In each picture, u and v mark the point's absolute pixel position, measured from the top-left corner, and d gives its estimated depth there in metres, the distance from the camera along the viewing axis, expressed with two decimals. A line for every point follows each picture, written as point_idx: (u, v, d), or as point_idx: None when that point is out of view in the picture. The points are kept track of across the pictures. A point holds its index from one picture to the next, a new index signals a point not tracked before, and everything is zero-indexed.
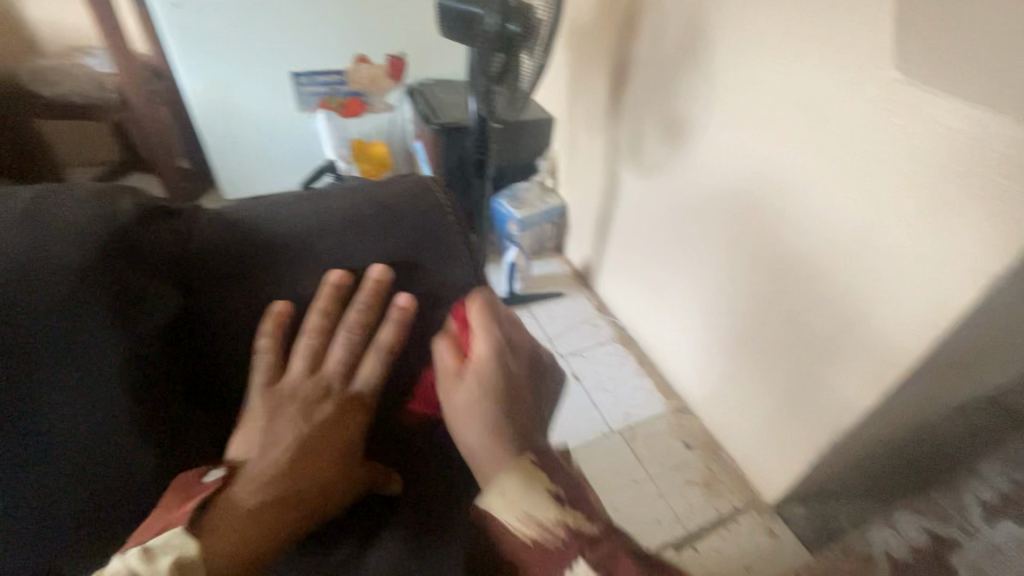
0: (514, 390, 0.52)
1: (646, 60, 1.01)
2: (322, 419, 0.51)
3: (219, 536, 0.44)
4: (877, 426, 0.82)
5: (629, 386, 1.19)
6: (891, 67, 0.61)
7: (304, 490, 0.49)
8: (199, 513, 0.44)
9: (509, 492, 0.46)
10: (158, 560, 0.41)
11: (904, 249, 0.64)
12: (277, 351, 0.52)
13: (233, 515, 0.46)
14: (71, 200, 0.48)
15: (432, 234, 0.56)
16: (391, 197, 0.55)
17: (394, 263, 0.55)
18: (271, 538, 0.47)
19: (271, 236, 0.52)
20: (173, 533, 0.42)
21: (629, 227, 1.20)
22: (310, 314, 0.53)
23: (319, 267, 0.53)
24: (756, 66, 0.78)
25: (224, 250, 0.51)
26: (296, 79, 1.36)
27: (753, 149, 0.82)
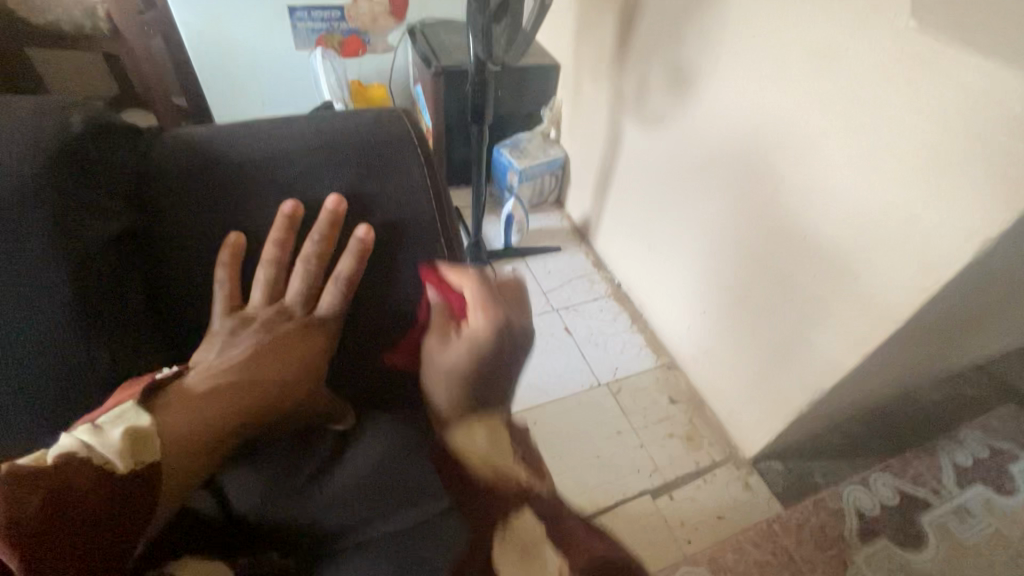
0: (489, 374, 0.54)
1: (655, 6, 0.96)
2: (282, 334, 0.54)
3: (171, 413, 0.47)
4: (858, 387, 0.83)
5: (619, 341, 1.20)
6: (907, 15, 0.57)
7: (255, 383, 0.51)
8: (150, 397, 0.47)
9: (482, 443, 0.54)
10: (108, 432, 0.43)
11: (899, 209, 0.63)
12: (235, 281, 0.54)
13: (183, 399, 0.48)
14: (21, 110, 0.47)
15: (392, 156, 0.56)
16: (359, 127, 0.55)
17: (353, 196, 0.55)
18: (225, 422, 0.49)
19: (234, 160, 0.52)
20: (124, 409, 0.45)
21: (629, 180, 1.18)
22: (265, 245, 0.53)
23: (279, 195, 0.53)
24: (769, 12, 0.74)
25: (178, 170, 0.51)
26: (293, 14, 1.32)
27: (756, 102, 0.80)
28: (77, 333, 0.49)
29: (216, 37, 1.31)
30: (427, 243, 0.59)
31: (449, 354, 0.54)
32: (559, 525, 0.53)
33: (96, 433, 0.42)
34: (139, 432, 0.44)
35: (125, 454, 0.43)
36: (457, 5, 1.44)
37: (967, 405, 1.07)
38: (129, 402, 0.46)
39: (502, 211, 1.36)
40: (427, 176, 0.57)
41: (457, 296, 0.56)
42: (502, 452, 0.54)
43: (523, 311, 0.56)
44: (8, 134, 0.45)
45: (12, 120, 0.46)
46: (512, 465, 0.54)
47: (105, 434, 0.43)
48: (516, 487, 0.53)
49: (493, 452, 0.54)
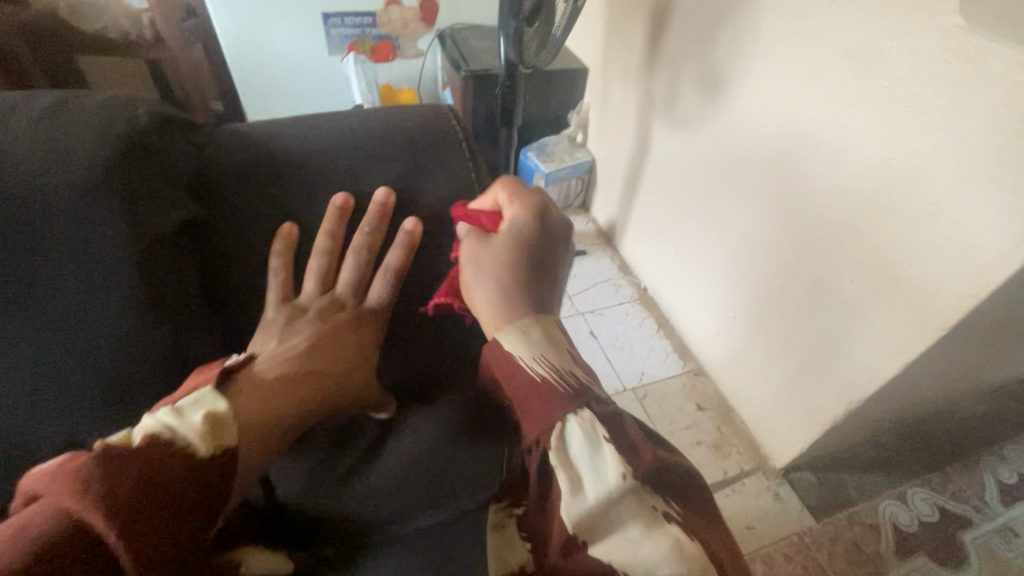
0: (535, 270, 0.54)
1: (687, 8, 0.96)
2: (337, 324, 0.56)
3: (244, 400, 0.47)
4: (897, 397, 0.80)
5: (645, 346, 1.19)
6: (955, 11, 0.56)
7: (316, 374, 0.52)
8: (224, 384, 0.47)
9: (527, 336, 0.50)
10: (190, 415, 0.43)
11: (944, 211, 0.61)
12: (289, 270, 0.57)
13: (254, 386, 0.49)
14: (92, 103, 0.50)
15: (436, 151, 0.57)
16: (407, 124, 0.57)
17: (398, 190, 0.57)
18: (290, 410, 0.49)
19: (284, 154, 0.55)
20: (201, 395, 0.45)
21: (657, 183, 1.17)
22: (318, 235, 0.56)
23: (325, 190, 0.55)
24: (806, 12, 0.73)
25: (235, 160, 0.54)
26: (327, 20, 1.35)
27: (790, 103, 0.78)
28: (141, 317, 0.51)
29: (253, 43, 1.35)
30: (470, 238, 0.60)
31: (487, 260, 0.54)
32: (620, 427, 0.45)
33: (177, 416, 0.43)
34: (219, 416, 0.44)
35: (207, 436, 0.42)
36: (486, 11, 1.46)
37: (1011, 421, 1.02)
38: (206, 388, 0.46)
39: None
40: (470, 167, 0.58)
41: (488, 210, 0.56)
42: (543, 350, 0.49)
43: (552, 207, 0.58)
44: (78, 121, 0.48)
45: (86, 108, 0.49)
46: (564, 360, 0.49)
47: (186, 417, 0.43)
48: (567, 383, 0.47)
49: (540, 341, 0.50)
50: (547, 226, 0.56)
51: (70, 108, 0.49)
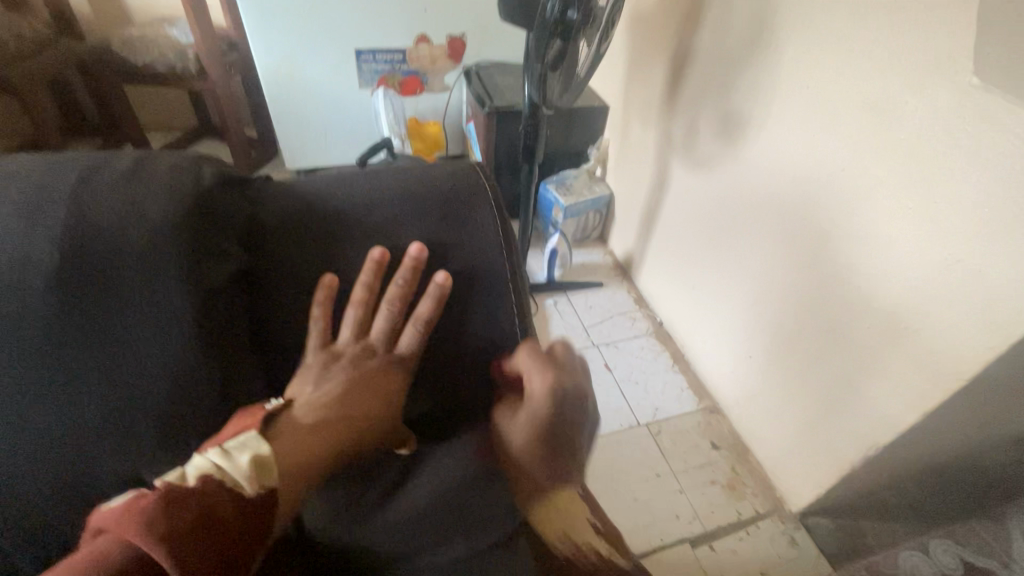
0: (552, 439, 0.56)
1: (707, 55, 0.99)
2: (369, 370, 0.57)
3: (286, 442, 0.51)
4: (918, 445, 0.79)
5: (660, 381, 1.18)
6: (969, 72, 0.58)
7: (345, 423, 0.54)
8: (267, 425, 0.51)
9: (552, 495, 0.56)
10: (238, 457, 0.48)
11: (963, 264, 0.61)
12: (326, 320, 0.56)
13: (292, 431, 0.52)
14: (164, 165, 0.52)
15: (469, 208, 0.59)
16: (442, 180, 0.59)
17: (432, 243, 0.58)
18: (327, 452, 0.53)
19: (327, 206, 0.56)
20: (248, 437, 0.49)
21: (675, 219, 1.18)
22: (355, 285, 0.56)
23: (363, 239, 0.56)
24: (825, 64, 0.75)
25: (288, 212, 0.55)
26: (359, 56, 1.42)
27: (807, 151, 0.80)
28: (196, 365, 0.52)
29: (289, 76, 1.42)
30: (497, 286, 0.61)
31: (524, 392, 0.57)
32: None
33: (227, 459, 0.47)
34: (262, 460, 0.49)
35: (253, 479, 0.47)
36: (511, 50, 1.51)
37: None
38: (252, 431, 0.50)
39: (547, 246, 1.38)
40: (496, 217, 0.60)
41: (516, 377, 0.59)
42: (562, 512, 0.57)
43: (578, 376, 0.58)
44: (152, 179, 0.50)
45: (159, 169, 0.51)
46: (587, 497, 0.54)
47: (235, 460, 0.48)
48: None
49: (565, 498, 0.55)
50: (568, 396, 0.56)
51: (142, 167, 0.51)
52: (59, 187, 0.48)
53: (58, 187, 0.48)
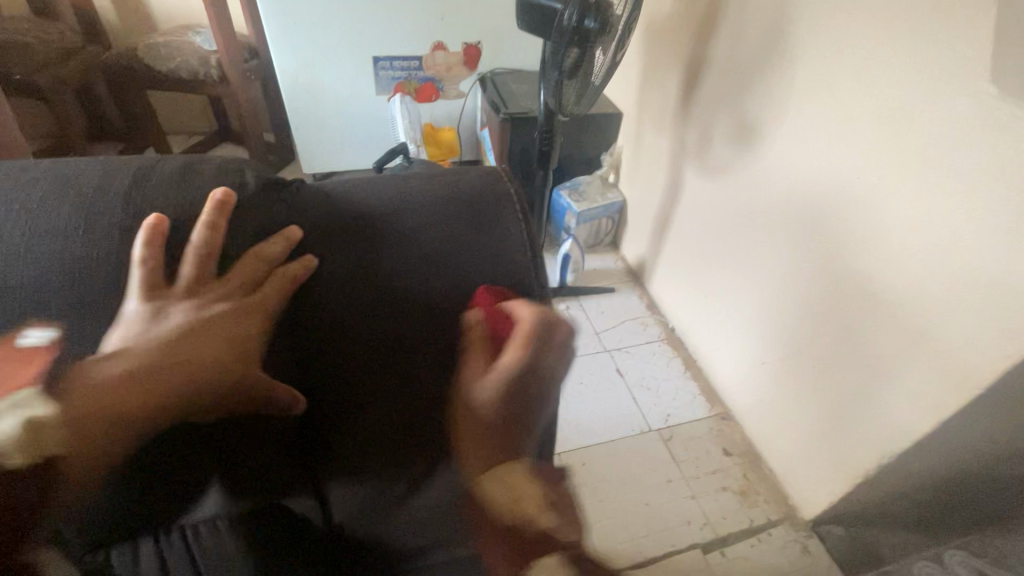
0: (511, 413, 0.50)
1: (721, 64, 1.00)
2: (224, 324, 0.44)
3: (88, 395, 0.39)
4: (933, 455, 0.79)
5: (672, 387, 1.19)
6: (986, 82, 0.58)
7: (185, 381, 0.42)
8: (65, 379, 0.39)
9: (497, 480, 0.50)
10: (4, 420, 0.36)
11: (984, 273, 0.61)
12: (200, 257, 0.45)
13: (103, 380, 0.39)
14: (212, 169, 0.49)
15: (497, 216, 0.52)
16: (471, 187, 0.53)
17: (455, 252, 0.51)
18: (150, 410, 0.41)
19: (346, 214, 0.50)
20: (22, 398, 0.38)
21: (687, 226, 1.19)
22: (271, 242, 0.47)
23: (381, 247, 0.50)
24: (840, 73, 0.76)
25: (321, 223, 0.50)
26: (377, 63, 1.45)
27: (822, 159, 0.81)
28: None
29: (308, 83, 1.45)
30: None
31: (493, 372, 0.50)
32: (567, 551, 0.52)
33: None
34: (36, 427, 0.37)
35: (21, 447, 0.36)
36: (526, 58, 1.54)
37: None
38: (28, 391, 0.38)
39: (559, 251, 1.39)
40: (529, 235, 0.53)
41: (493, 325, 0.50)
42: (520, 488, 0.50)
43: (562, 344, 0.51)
44: (199, 191, 0.47)
45: (208, 172, 0.48)
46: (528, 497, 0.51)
47: (0, 422, 0.36)
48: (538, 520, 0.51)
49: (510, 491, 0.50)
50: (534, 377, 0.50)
51: (191, 175, 0.47)
52: (111, 188, 0.45)
53: (101, 193, 0.45)
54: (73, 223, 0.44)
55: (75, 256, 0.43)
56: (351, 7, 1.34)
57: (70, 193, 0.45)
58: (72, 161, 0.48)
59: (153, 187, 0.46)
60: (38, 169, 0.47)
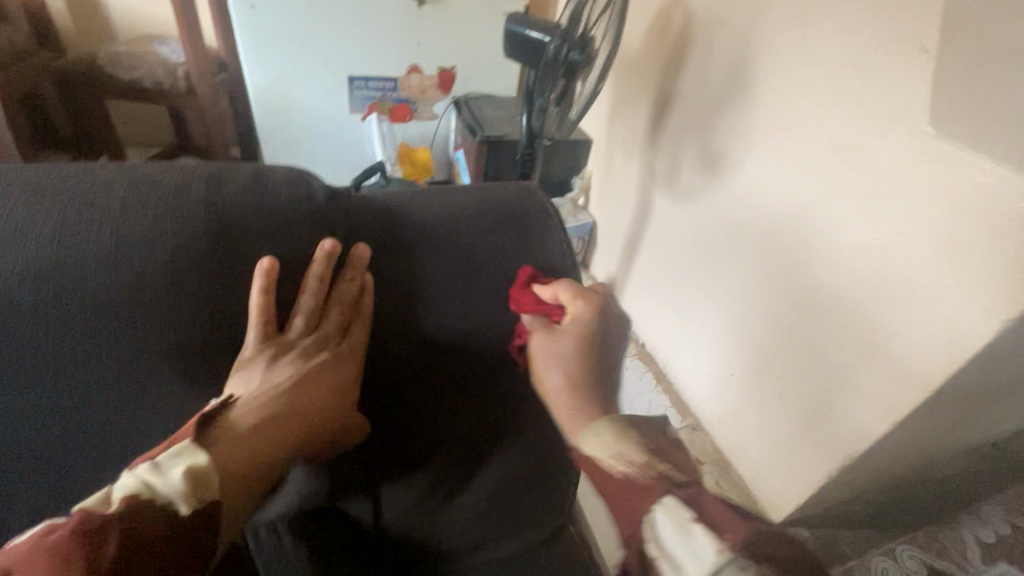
0: (588, 349, 0.61)
1: (689, 96, 1.09)
2: (316, 362, 0.58)
3: (220, 450, 0.52)
4: (888, 455, 0.86)
5: (646, 400, 1.24)
6: (926, 123, 0.67)
7: (287, 416, 0.56)
8: (204, 430, 0.52)
9: (608, 437, 0.54)
10: (167, 471, 0.49)
11: (924, 289, 0.70)
12: (310, 307, 0.58)
13: (227, 437, 0.52)
14: None
15: (533, 218, 0.66)
16: (507, 196, 0.67)
17: (502, 248, 0.64)
18: (262, 454, 0.54)
19: (409, 219, 0.62)
20: (185, 446, 0.51)
21: (657, 246, 1.26)
22: (341, 284, 0.59)
23: (439, 249, 0.63)
24: (797, 110, 0.85)
25: (383, 224, 0.62)
26: (352, 83, 1.46)
27: (783, 186, 0.89)
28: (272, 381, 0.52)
29: (281, 99, 1.44)
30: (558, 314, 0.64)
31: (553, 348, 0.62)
32: (701, 509, 0.47)
33: (155, 474, 0.49)
34: (196, 470, 0.49)
35: (185, 493, 0.48)
36: (499, 84, 1.59)
37: None
38: (188, 440, 0.51)
39: None
40: (564, 242, 0.66)
41: (552, 306, 0.63)
42: (621, 444, 0.54)
43: (582, 310, 0.62)
44: (263, 213, 0.56)
45: None
46: (634, 450, 0.53)
47: (163, 474, 0.49)
48: (650, 475, 0.51)
49: (619, 444, 0.54)
50: (596, 321, 0.62)
51: None
52: None
53: None
54: None
55: None
56: (329, 28, 1.36)
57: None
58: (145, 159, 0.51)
59: None
60: None
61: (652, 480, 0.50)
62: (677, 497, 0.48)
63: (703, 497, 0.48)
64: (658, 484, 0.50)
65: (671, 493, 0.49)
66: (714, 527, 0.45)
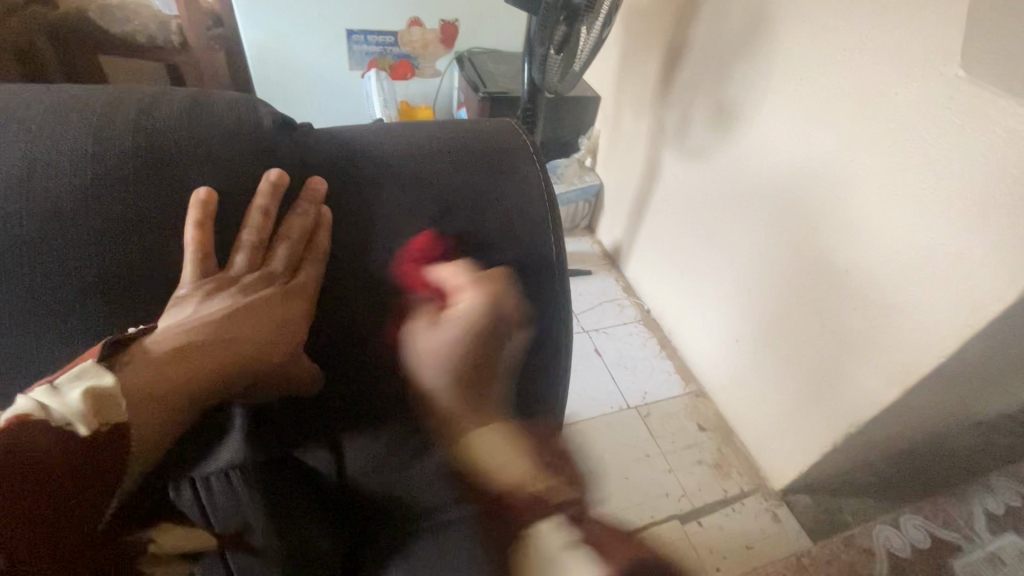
0: (476, 360, 0.52)
1: (703, 46, 1.02)
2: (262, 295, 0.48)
3: (137, 373, 0.42)
4: (896, 424, 0.83)
5: (649, 366, 1.21)
6: (958, 66, 0.61)
7: (225, 350, 0.45)
8: (115, 355, 0.42)
9: (484, 445, 0.52)
10: (66, 393, 0.39)
11: (944, 249, 0.65)
12: (259, 235, 0.49)
13: (145, 364, 0.42)
14: (223, 104, 0.50)
15: (507, 152, 0.57)
16: (480, 130, 0.58)
17: (468, 186, 0.55)
18: (183, 389, 0.43)
19: (366, 152, 0.54)
20: (84, 368, 0.40)
21: (665, 208, 1.21)
22: (295, 214, 0.50)
23: (399, 183, 0.53)
24: (818, 56, 0.78)
25: (334, 160, 0.53)
26: (350, 36, 1.40)
27: (798, 141, 0.84)
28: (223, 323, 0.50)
29: (276, 53, 1.39)
30: (539, 257, 0.57)
31: (437, 328, 0.52)
32: (591, 532, 0.49)
33: (52, 396, 0.38)
34: (102, 393, 0.39)
35: (85, 415, 0.38)
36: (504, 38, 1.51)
37: None
38: (90, 360, 0.41)
39: None
40: (546, 188, 0.57)
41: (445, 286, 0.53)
42: (500, 455, 0.52)
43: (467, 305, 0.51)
44: (198, 143, 0.47)
45: (216, 108, 0.49)
46: (519, 461, 0.52)
47: (62, 396, 0.38)
48: (547, 489, 0.51)
49: (513, 455, 0.52)
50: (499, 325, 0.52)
51: (200, 111, 0.49)
52: (119, 112, 0.46)
53: (111, 115, 0.46)
54: (70, 142, 0.45)
55: (73, 173, 0.44)
56: None
57: (60, 123, 0.45)
58: (80, 89, 0.49)
59: (163, 115, 0.47)
60: (27, 97, 0.47)
61: (548, 494, 0.50)
62: (560, 517, 0.50)
63: (590, 525, 0.50)
64: (543, 498, 0.50)
65: (556, 511, 0.50)
66: (598, 549, 0.48)
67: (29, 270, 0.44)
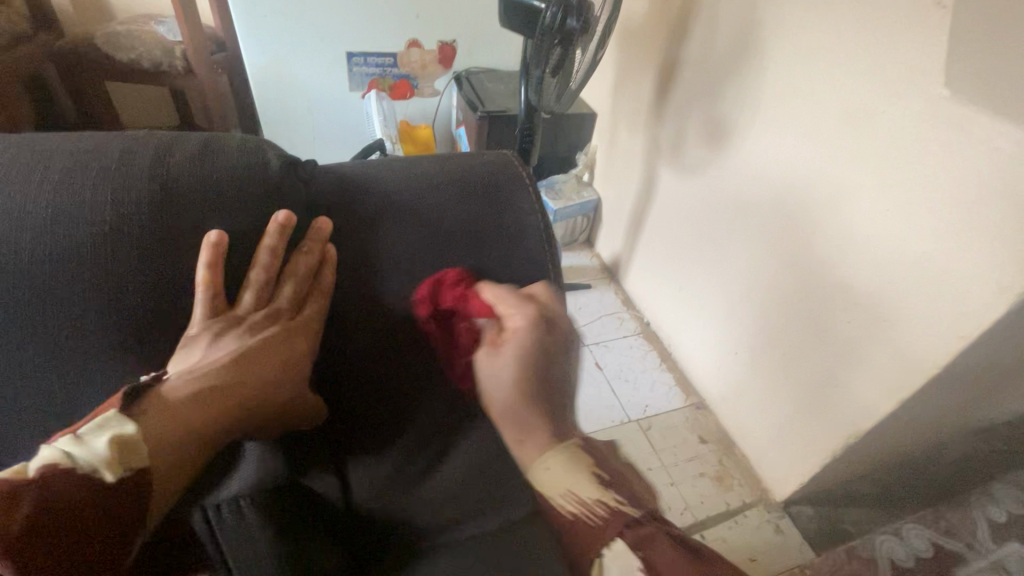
0: (545, 371, 0.53)
1: (694, 64, 1.04)
2: (271, 334, 0.50)
3: (153, 418, 0.44)
4: (893, 434, 0.84)
5: (649, 379, 1.22)
6: (940, 85, 0.63)
7: (238, 388, 0.48)
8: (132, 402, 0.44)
9: (552, 471, 0.49)
10: (89, 441, 0.41)
11: (932, 263, 0.67)
12: (267, 276, 0.51)
13: (161, 407, 0.44)
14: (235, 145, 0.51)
15: (503, 186, 0.58)
16: (478, 164, 0.59)
17: (464, 223, 0.57)
18: (197, 428, 0.45)
19: (366, 189, 0.56)
20: (106, 417, 0.43)
21: (662, 222, 1.23)
22: (301, 253, 0.52)
23: (398, 221, 0.55)
24: (806, 75, 0.80)
25: (337, 198, 0.55)
26: (351, 59, 1.43)
27: (789, 157, 0.86)
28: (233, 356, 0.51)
29: (277, 76, 1.41)
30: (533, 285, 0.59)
31: (497, 350, 0.54)
32: (651, 560, 0.43)
33: (78, 445, 0.41)
34: (124, 440, 0.42)
35: (109, 461, 0.41)
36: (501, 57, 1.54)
37: None
38: (112, 410, 0.43)
39: None
40: (539, 216, 0.59)
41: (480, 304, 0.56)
42: (584, 480, 0.48)
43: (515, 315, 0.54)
44: (204, 178, 0.48)
45: (229, 148, 0.50)
46: (589, 487, 0.48)
47: (86, 443, 0.41)
48: (603, 513, 0.46)
49: (572, 479, 0.48)
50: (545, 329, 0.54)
51: (212, 152, 0.49)
52: (135, 154, 0.47)
53: (128, 157, 0.47)
54: (84, 184, 0.45)
55: (90, 217, 0.45)
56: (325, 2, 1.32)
57: (75, 166, 0.46)
58: (96, 132, 0.49)
59: (176, 156, 0.48)
60: (47, 137, 0.47)
61: (613, 514, 0.46)
62: (624, 539, 0.45)
63: (655, 538, 0.45)
64: (607, 523, 0.46)
65: (619, 532, 0.45)
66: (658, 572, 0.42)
67: (47, 304, 0.46)
